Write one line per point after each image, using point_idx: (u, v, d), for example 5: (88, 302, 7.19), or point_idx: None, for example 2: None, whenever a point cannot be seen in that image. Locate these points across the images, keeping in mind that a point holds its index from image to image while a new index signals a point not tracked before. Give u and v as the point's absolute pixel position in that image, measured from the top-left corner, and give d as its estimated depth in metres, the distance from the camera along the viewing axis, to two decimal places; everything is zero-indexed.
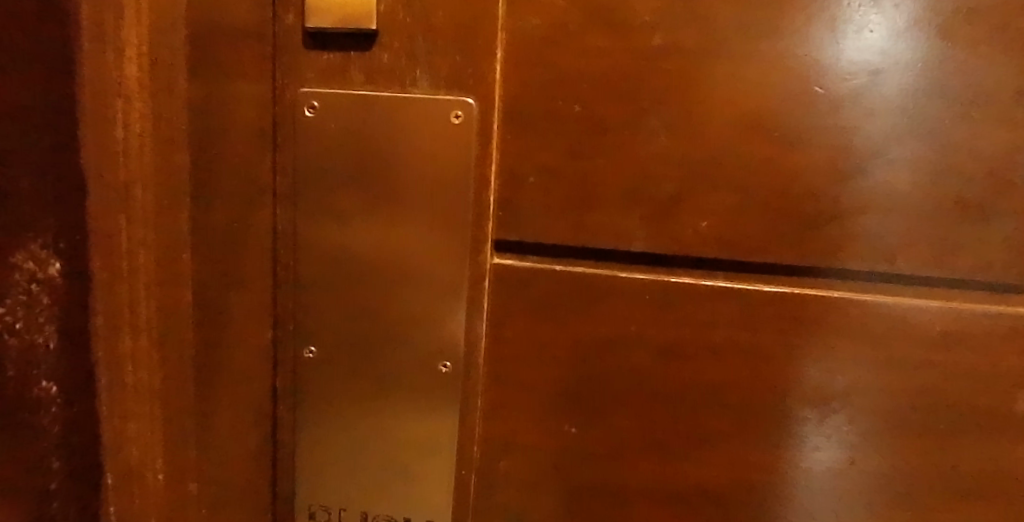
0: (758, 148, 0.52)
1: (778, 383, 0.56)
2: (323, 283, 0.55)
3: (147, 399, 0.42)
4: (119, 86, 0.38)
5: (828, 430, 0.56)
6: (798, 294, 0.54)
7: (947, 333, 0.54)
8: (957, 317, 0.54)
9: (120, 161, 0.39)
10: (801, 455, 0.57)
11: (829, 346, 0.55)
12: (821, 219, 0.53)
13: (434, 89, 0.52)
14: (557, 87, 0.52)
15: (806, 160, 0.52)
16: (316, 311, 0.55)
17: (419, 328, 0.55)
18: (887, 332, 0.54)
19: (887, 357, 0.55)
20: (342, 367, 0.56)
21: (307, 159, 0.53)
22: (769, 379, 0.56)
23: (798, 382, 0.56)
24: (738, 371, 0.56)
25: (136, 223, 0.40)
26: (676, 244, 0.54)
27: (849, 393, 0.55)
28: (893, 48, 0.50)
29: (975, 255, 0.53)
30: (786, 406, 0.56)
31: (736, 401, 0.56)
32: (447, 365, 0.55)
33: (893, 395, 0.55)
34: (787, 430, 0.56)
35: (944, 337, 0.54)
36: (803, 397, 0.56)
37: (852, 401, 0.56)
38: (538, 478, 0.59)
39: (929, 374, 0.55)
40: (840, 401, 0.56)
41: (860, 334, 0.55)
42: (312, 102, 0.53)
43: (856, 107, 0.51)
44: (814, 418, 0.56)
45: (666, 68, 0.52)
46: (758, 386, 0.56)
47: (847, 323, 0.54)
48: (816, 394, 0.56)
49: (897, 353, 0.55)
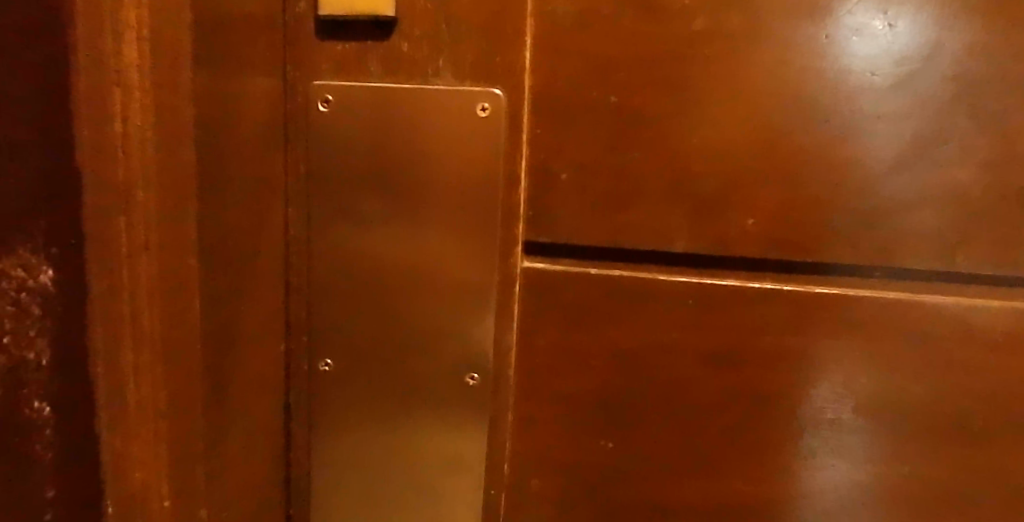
0: (806, 138, 0.48)
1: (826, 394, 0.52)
2: (339, 291, 0.51)
3: (150, 419, 0.38)
4: (115, 75, 0.34)
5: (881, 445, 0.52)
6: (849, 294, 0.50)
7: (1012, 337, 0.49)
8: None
9: (120, 157, 0.35)
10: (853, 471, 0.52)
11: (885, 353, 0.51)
12: (874, 215, 0.49)
13: (458, 81, 0.48)
14: (591, 76, 0.49)
15: (859, 151, 0.48)
16: (332, 321, 0.52)
17: (445, 338, 0.51)
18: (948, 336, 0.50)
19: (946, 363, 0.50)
20: (361, 381, 0.52)
21: (323, 158, 0.50)
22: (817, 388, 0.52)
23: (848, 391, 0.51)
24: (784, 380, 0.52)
25: (137, 225, 0.36)
26: (720, 244, 0.50)
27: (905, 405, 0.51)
28: (949, 29, 0.47)
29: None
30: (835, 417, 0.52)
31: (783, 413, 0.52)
32: (475, 377, 0.51)
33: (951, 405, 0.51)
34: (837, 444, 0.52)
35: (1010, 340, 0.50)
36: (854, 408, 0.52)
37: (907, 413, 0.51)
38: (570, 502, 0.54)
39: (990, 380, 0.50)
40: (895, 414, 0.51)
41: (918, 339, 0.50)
42: (326, 96, 0.49)
43: (910, 93, 0.47)
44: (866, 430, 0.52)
45: (708, 55, 0.48)
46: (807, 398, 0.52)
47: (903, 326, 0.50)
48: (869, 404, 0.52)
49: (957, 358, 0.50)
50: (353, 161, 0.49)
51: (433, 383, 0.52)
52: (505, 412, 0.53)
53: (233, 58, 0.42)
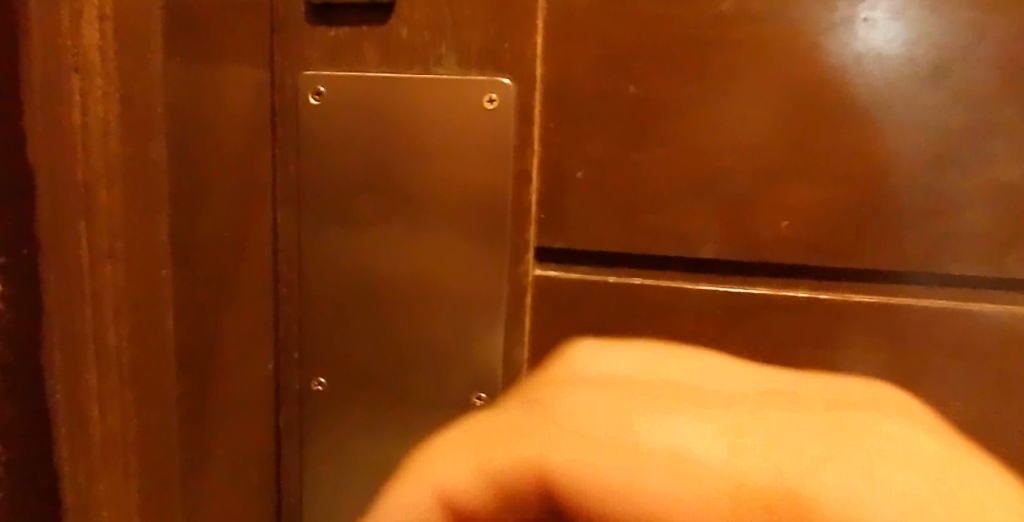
0: (842, 132, 0.44)
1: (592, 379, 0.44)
2: (332, 303, 0.47)
3: (120, 453, 0.33)
4: (74, 57, 0.30)
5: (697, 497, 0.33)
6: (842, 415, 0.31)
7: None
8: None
9: (81, 152, 0.30)
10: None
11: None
12: (918, 217, 0.44)
13: (463, 70, 0.44)
14: (608, 65, 0.44)
15: (897, 145, 0.44)
16: (322, 336, 0.47)
17: (449, 355, 0.46)
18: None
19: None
20: (358, 403, 0.47)
21: (314, 155, 0.45)
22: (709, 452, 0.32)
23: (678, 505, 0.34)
24: None
25: (99, 230, 0.31)
26: (751, 249, 0.46)
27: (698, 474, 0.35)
28: (999, 10, 0.42)
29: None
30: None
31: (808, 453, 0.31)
32: (482, 397, 0.46)
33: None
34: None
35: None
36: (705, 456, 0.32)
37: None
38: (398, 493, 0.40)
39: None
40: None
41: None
42: (317, 88, 0.45)
43: (954, 81, 0.43)
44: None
45: (736, 39, 0.44)
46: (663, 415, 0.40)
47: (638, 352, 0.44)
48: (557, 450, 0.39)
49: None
50: (347, 160, 0.45)
51: (434, 405, 0.47)
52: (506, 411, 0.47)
53: (211, 44, 0.38)
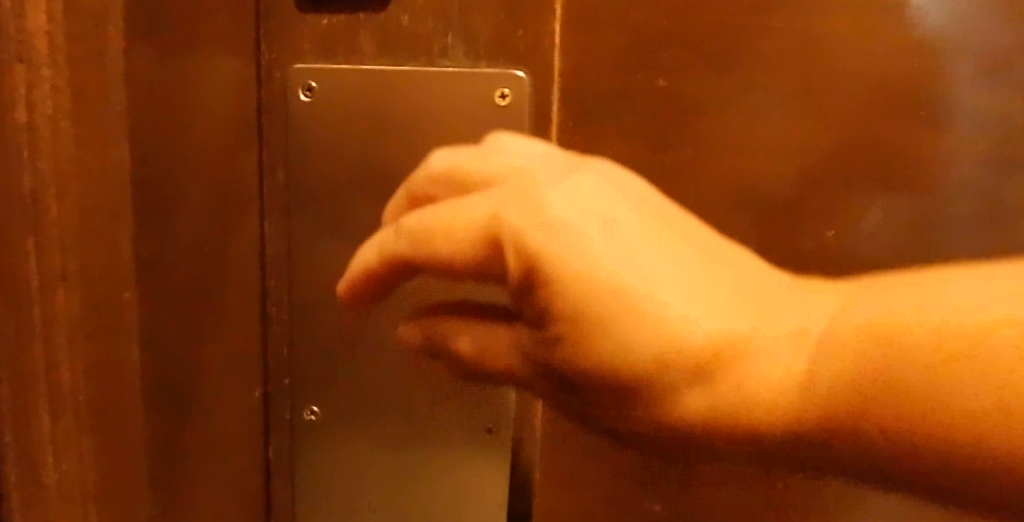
0: (892, 129, 0.39)
1: (446, 156, 0.30)
2: (325, 324, 0.41)
3: (77, 507, 0.28)
4: (16, 46, 0.25)
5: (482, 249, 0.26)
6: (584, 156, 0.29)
7: (922, 369, 0.21)
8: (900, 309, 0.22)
9: (26, 157, 0.25)
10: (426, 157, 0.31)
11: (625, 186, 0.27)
12: (980, 229, 0.39)
13: (472, 61, 0.40)
14: (633, 55, 0.40)
15: (946, 146, 0.39)
16: (314, 362, 0.42)
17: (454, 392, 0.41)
18: (597, 305, 0.24)
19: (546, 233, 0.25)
20: (350, 436, 0.42)
21: (301, 159, 0.40)
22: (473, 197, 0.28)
23: (566, 197, 0.26)
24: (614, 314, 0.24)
25: (50, 248, 0.26)
26: (794, 264, 0.41)
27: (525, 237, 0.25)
28: None
29: (913, 281, 0.23)
30: (495, 230, 0.26)
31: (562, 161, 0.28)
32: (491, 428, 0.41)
33: (595, 297, 0.24)
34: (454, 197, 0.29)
35: (807, 413, 0.23)
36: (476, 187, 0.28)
37: (558, 256, 0.25)
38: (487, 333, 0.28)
39: (760, 409, 0.23)
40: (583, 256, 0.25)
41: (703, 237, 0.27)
42: (307, 83, 0.39)
43: (1013, 74, 0.38)
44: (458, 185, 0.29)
45: (777, 25, 0.39)
46: (484, 165, 0.29)
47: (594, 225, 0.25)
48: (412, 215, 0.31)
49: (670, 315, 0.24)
50: (338, 165, 0.39)
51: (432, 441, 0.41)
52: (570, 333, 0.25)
53: (186, 34, 0.34)
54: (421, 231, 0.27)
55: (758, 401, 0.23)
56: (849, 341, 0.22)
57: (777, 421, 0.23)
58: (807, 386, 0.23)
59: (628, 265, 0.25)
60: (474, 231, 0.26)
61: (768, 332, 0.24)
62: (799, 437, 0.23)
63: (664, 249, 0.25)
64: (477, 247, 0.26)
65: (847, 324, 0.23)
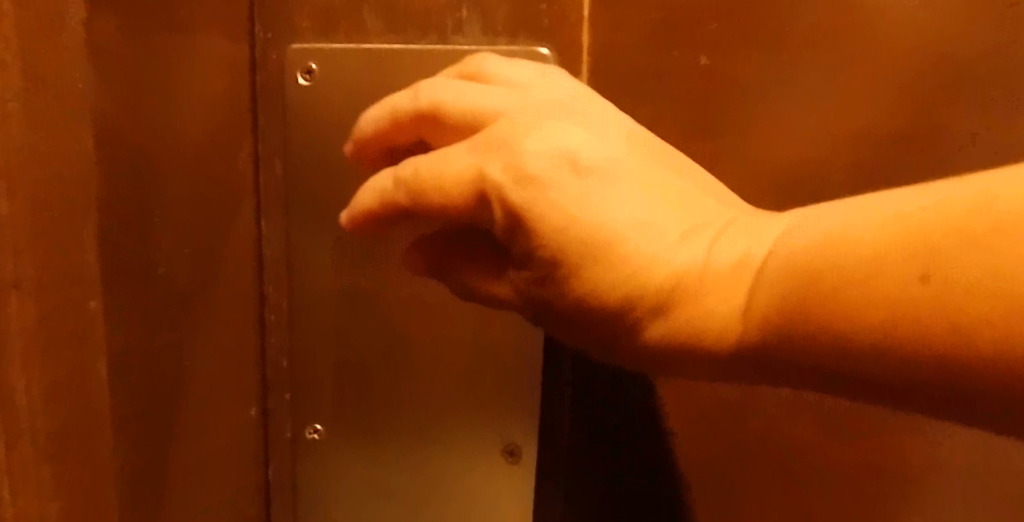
0: (949, 109, 0.35)
1: (435, 88, 0.28)
2: (329, 332, 0.37)
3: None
4: None
5: (451, 191, 0.24)
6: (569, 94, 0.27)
7: (918, 275, 0.18)
8: (865, 226, 0.20)
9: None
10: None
11: (592, 119, 0.26)
12: None
13: (490, 38, 0.35)
14: (669, 29, 0.36)
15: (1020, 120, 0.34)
16: (313, 376, 0.38)
17: (469, 406, 0.37)
18: (562, 243, 0.23)
19: (517, 171, 0.23)
20: (358, 459, 0.38)
21: (296, 150, 0.36)
22: (448, 131, 0.27)
23: (543, 135, 0.24)
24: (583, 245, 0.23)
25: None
26: None
27: (497, 182, 0.24)
28: None
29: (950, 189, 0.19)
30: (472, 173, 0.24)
31: (537, 92, 0.27)
32: (512, 454, 0.37)
33: (557, 233, 0.23)
34: (430, 130, 0.27)
35: (756, 333, 0.21)
36: (450, 116, 0.27)
37: (534, 198, 0.23)
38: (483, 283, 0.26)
39: (720, 330, 0.22)
40: (551, 192, 0.23)
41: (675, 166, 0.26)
42: (308, 64, 0.35)
43: None
44: (434, 113, 0.27)
45: None
46: (470, 99, 0.27)
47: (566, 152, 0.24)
48: (400, 134, 0.29)
49: (637, 249, 0.22)
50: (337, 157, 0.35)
51: (450, 466, 0.37)
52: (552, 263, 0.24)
53: (173, 13, 0.31)
54: (399, 168, 0.26)
55: (716, 326, 0.22)
56: (796, 266, 0.20)
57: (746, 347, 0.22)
58: (752, 309, 0.21)
59: (591, 197, 0.23)
60: (449, 173, 0.25)
61: (726, 262, 0.22)
62: (754, 358, 0.22)
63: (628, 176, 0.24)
64: (450, 185, 0.24)
65: (855, 246, 0.19)
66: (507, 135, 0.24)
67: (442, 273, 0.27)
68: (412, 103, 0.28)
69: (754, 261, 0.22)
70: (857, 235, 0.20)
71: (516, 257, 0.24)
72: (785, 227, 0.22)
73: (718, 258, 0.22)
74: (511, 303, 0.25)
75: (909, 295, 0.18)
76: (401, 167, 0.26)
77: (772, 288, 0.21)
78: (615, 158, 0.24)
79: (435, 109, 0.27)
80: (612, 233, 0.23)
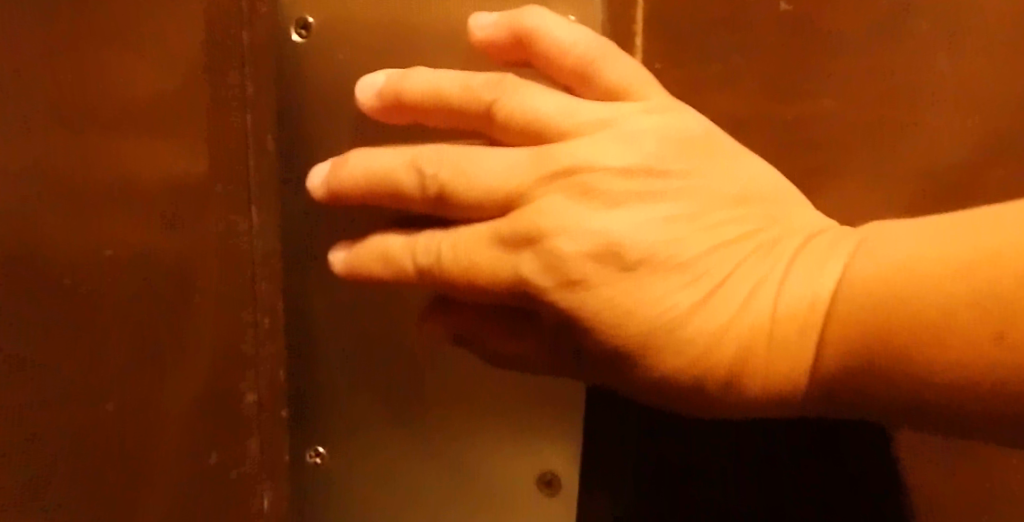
0: None
1: (436, 153, 0.25)
2: (335, 334, 0.31)
3: None
4: None
5: (501, 289, 0.25)
6: (590, 111, 0.25)
7: (985, 324, 0.22)
8: (914, 293, 0.23)
9: None
10: (403, 96, 0.26)
11: (625, 173, 0.24)
12: None
13: None
14: None
15: None
16: (311, 393, 0.32)
17: (500, 429, 0.31)
18: (636, 333, 0.24)
19: (569, 275, 0.24)
20: (372, 486, 0.32)
21: (284, 125, 0.30)
22: (464, 208, 0.25)
23: (601, 217, 0.24)
24: (665, 328, 0.24)
25: None
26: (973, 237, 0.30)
27: (547, 287, 0.24)
28: None
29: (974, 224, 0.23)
30: (521, 279, 0.24)
31: (550, 139, 0.24)
32: (550, 485, 0.31)
33: (617, 328, 0.24)
34: (443, 207, 0.25)
35: (818, 375, 0.25)
36: (465, 196, 0.24)
37: (606, 293, 0.24)
38: (516, 343, 0.27)
39: (796, 372, 0.25)
40: (608, 293, 0.24)
41: (723, 201, 0.26)
42: (306, 19, 0.30)
43: None
44: (444, 194, 0.25)
45: None
46: (474, 166, 0.24)
47: (641, 235, 0.24)
48: (409, 207, 0.26)
49: (694, 333, 0.25)
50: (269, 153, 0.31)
51: (477, 495, 0.31)
52: (623, 339, 0.24)
53: None
54: (431, 261, 0.25)
55: (781, 379, 0.25)
56: (867, 315, 0.24)
57: (810, 388, 0.25)
58: (820, 361, 0.25)
59: (671, 280, 0.24)
60: (506, 275, 0.24)
61: (794, 309, 0.25)
62: (827, 393, 0.25)
63: (704, 242, 0.25)
64: (492, 283, 0.25)
65: (915, 303, 0.23)
66: (562, 221, 0.24)
67: (469, 339, 0.28)
68: (417, 180, 0.25)
69: (822, 306, 0.25)
70: (932, 279, 0.23)
71: (568, 347, 0.25)
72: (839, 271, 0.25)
73: (784, 307, 0.25)
74: (541, 365, 0.27)
75: (979, 347, 0.22)
76: (432, 263, 0.25)
77: (840, 342, 0.24)
78: (666, 238, 0.24)
79: (447, 192, 0.25)
80: (671, 323, 0.24)
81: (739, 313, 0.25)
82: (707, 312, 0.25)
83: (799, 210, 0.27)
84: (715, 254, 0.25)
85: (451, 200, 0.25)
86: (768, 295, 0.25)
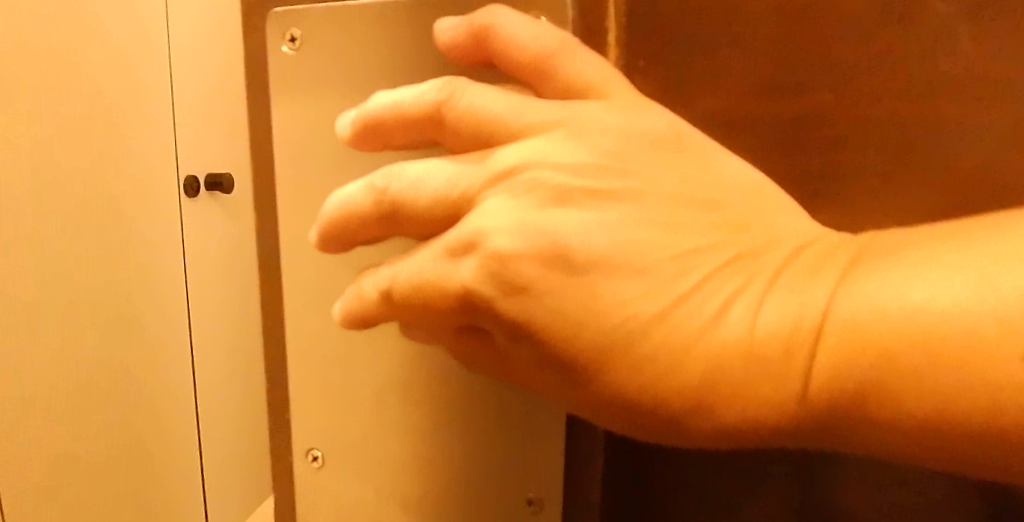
0: None
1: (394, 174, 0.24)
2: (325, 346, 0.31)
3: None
4: None
5: (449, 304, 0.24)
6: (545, 115, 0.24)
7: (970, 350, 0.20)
8: (903, 316, 0.21)
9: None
10: (357, 121, 0.25)
11: (576, 177, 0.23)
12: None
13: None
14: None
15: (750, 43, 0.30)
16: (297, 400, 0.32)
17: (482, 443, 0.30)
18: (586, 348, 0.23)
19: (515, 282, 0.23)
20: (364, 493, 0.32)
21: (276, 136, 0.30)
22: (418, 221, 0.24)
23: (554, 222, 0.23)
24: (617, 346, 0.23)
25: None
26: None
27: (492, 296, 0.23)
28: None
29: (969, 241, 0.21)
30: (467, 290, 0.23)
31: (503, 140, 0.24)
32: (534, 504, 0.29)
33: (569, 341, 0.23)
34: (401, 223, 0.24)
35: (800, 406, 0.22)
36: (417, 206, 0.24)
37: (555, 305, 0.23)
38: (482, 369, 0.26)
39: (770, 401, 0.22)
40: (559, 301, 0.23)
41: (687, 208, 0.24)
42: (291, 31, 0.29)
43: None
44: (398, 208, 0.24)
45: None
46: (428, 176, 0.24)
47: (592, 241, 0.23)
48: (372, 235, 0.25)
49: (654, 348, 0.23)
50: None
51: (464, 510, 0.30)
52: (578, 356, 0.23)
53: None
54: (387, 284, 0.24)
55: (761, 404, 0.22)
56: (854, 336, 0.21)
57: (797, 424, 0.22)
58: (805, 391, 0.22)
59: (628, 292, 0.23)
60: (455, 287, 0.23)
61: (773, 327, 0.22)
62: (810, 425, 0.22)
63: (666, 251, 0.23)
64: (442, 297, 0.24)
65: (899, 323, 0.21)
66: (513, 225, 0.23)
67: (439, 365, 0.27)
68: (373, 201, 0.24)
69: (808, 324, 0.22)
70: (923, 304, 0.21)
71: (524, 365, 0.24)
72: (825, 285, 0.22)
73: (761, 327, 0.23)
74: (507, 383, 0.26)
75: (984, 376, 0.20)
76: (389, 287, 0.24)
77: (822, 368, 0.22)
78: (621, 245, 0.23)
79: (400, 207, 0.24)
80: (627, 337, 0.23)
81: (705, 334, 0.23)
82: (665, 331, 0.23)
83: (786, 220, 0.24)
84: (675, 267, 0.23)
85: (405, 214, 0.24)
86: (744, 312, 0.23)
